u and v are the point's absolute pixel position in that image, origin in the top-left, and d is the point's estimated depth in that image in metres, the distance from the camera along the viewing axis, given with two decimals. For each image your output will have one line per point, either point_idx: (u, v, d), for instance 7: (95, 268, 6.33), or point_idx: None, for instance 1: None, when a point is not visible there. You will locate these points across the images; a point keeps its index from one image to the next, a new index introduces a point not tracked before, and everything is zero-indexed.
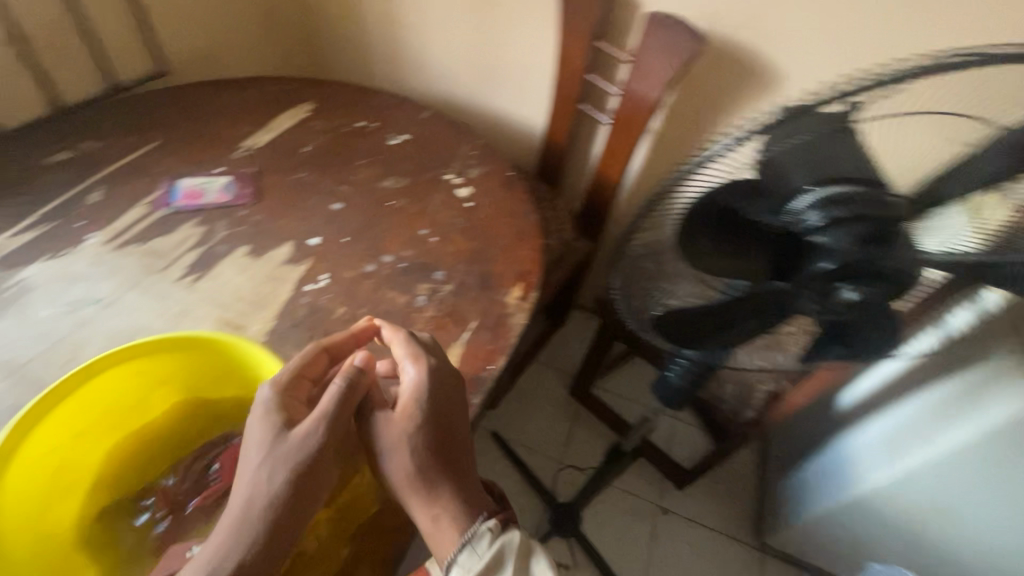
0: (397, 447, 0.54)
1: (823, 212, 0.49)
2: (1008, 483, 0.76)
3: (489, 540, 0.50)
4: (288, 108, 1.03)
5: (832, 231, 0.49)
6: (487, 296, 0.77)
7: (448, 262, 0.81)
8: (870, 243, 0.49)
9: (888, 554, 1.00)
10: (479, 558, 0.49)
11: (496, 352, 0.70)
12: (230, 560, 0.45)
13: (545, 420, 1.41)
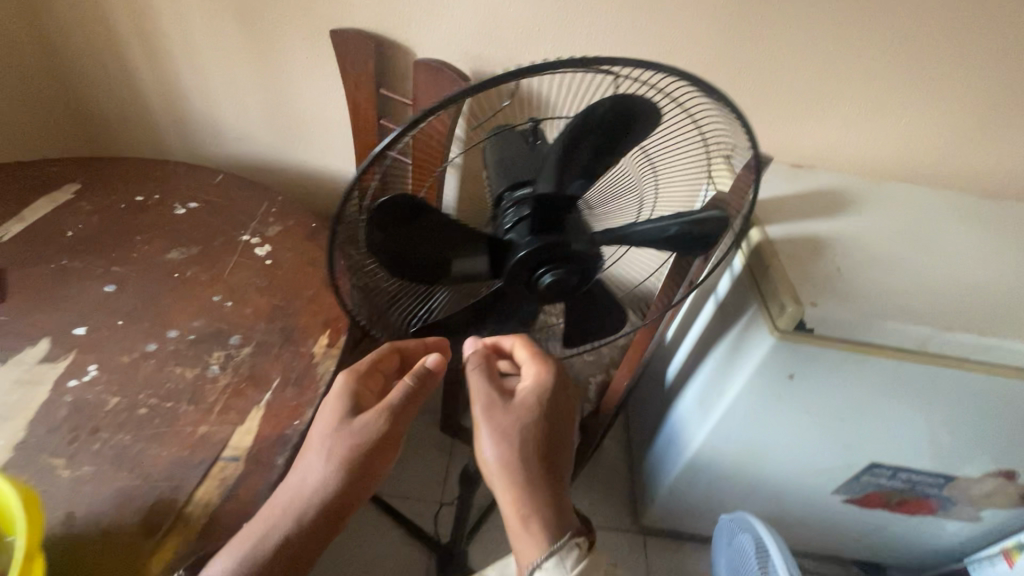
0: (528, 423, 0.67)
1: (518, 210, 0.58)
2: (784, 412, 0.89)
3: (578, 553, 0.61)
4: (45, 193, 0.94)
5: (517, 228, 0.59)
6: (291, 350, 0.75)
7: (246, 324, 0.77)
8: (547, 230, 0.59)
9: (732, 503, 1.11)
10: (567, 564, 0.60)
11: (303, 405, 0.68)
12: (276, 535, 0.55)
13: (421, 462, 1.33)
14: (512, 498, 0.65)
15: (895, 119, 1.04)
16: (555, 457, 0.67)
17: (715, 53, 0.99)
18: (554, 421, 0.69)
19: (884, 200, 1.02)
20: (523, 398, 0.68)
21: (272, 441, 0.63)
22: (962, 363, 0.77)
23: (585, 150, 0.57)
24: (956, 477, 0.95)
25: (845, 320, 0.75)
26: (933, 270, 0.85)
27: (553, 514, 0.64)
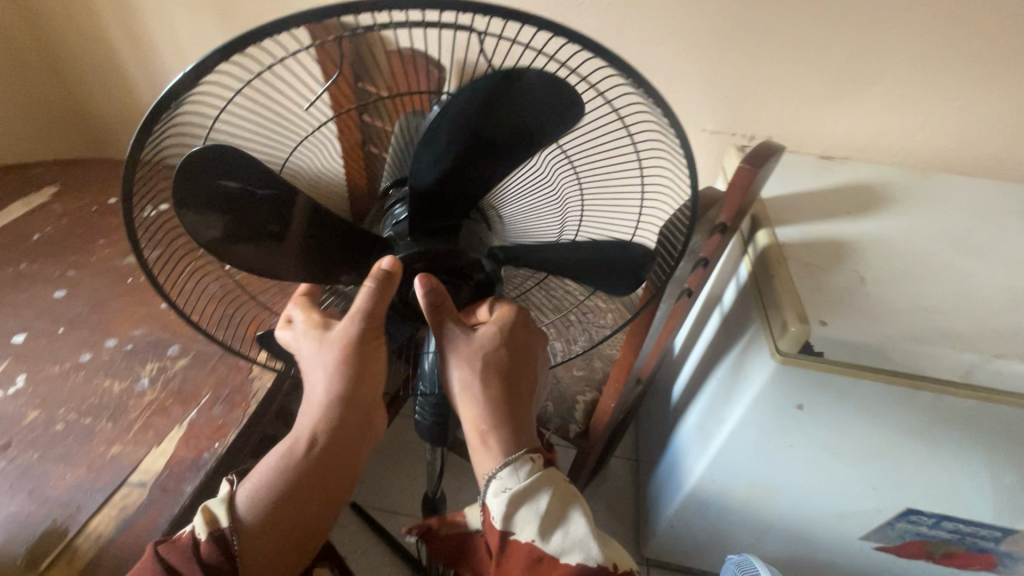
0: (476, 362, 0.55)
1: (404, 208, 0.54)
2: (795, 446, 0.76)
3: (530, 470, 0.52)
4: (24, 198, 1.01)
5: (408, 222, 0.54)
6: (225, 365, 0.80)
7: (185, 336, 0.82)
8: (434, 235, 0.53)
9: (742, 542, 0.97)
10: (517, 482, 0.52)
11: (225, 425, 0.73)
12: (281, 462, 0.55)
13: (412, 472, 1.25)
14: (473, 416, 0.55)
15: (952, 98, 0.86)
16: (523, 376, 0.58)
17: (724, 28, 0.87)
18: (520, 344, 0.58)
19: (934, 196, 0.85)
20: (483, 332, 0.56)
21: (185, 461, 0.69)
22: (1021, 400, 0.61)
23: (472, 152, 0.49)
24: (1017, 531, 0.78)
25: (863, 343, 0.62)
26: (987, 281, 0.70)
27: (514, 429, 0.55)
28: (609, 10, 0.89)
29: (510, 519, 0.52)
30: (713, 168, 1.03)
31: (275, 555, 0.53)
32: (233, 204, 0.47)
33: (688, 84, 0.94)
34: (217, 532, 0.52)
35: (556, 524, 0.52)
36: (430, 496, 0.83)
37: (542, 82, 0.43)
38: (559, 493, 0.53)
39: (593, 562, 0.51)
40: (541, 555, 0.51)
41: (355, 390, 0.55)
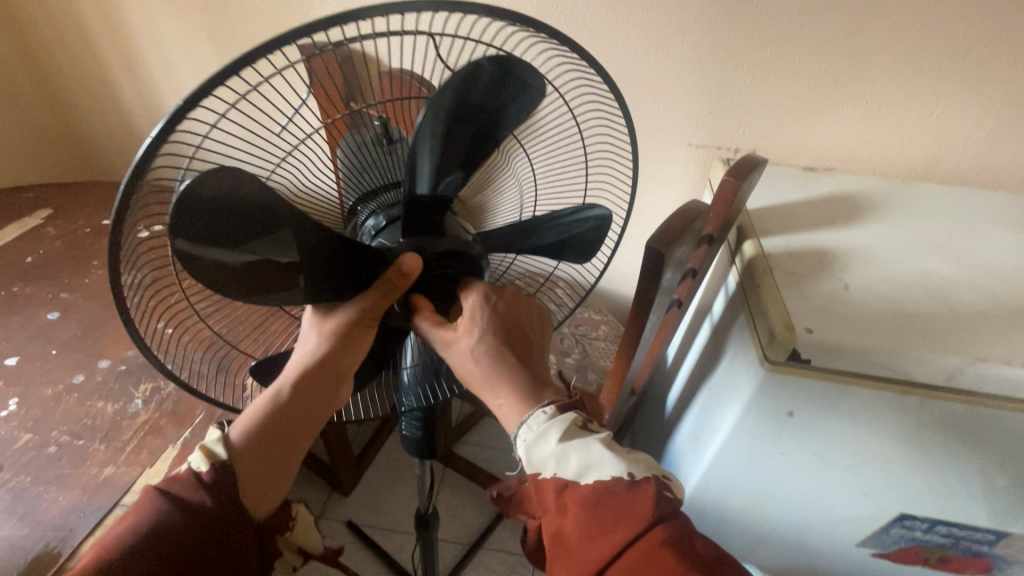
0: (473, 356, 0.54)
1: (375, 218, 0.55)
2: (789, 453, 0.77)
3: (545, 419, 0.49)
4: (17, 221, 1.01)
5: (387, 230, 0.54)
6: None
7: None
8: (420, 234, 0.54)
9: (739, 552, 0.97)
10: (534, 430, 0.49)
11: None
12: (256, 414, 0.52)
13: (405, 489, 1.25)
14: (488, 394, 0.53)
15: (930, 110, 0.89)
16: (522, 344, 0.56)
17: (706, 46, 0.90)
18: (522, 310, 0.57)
19: (915, 205, 0.88)
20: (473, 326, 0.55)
21: None
22: (1005, 403, 0.63)
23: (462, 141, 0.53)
24: (1010, 533, 0.79)
25: (850, 347, 0.63)
26: (967, 287, 0.72)
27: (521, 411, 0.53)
28: (594, 31, 0.92)
29: (530, 459, 0.49)
30: (699, 181, 1.06)
31: (273, 481, 0.51)
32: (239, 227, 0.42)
33: (673, 100, 0.96)
34: (221, 463, 0.49)
35: (581, 454, 0.47)
36: (423, 512, 0.83)
37: (495, 67, 0.49)
38: (572, 425, 0.49)
39: (618, 476, 0.46)
40: (565, 484, 0.48)
41: (345, 349, 0.53)
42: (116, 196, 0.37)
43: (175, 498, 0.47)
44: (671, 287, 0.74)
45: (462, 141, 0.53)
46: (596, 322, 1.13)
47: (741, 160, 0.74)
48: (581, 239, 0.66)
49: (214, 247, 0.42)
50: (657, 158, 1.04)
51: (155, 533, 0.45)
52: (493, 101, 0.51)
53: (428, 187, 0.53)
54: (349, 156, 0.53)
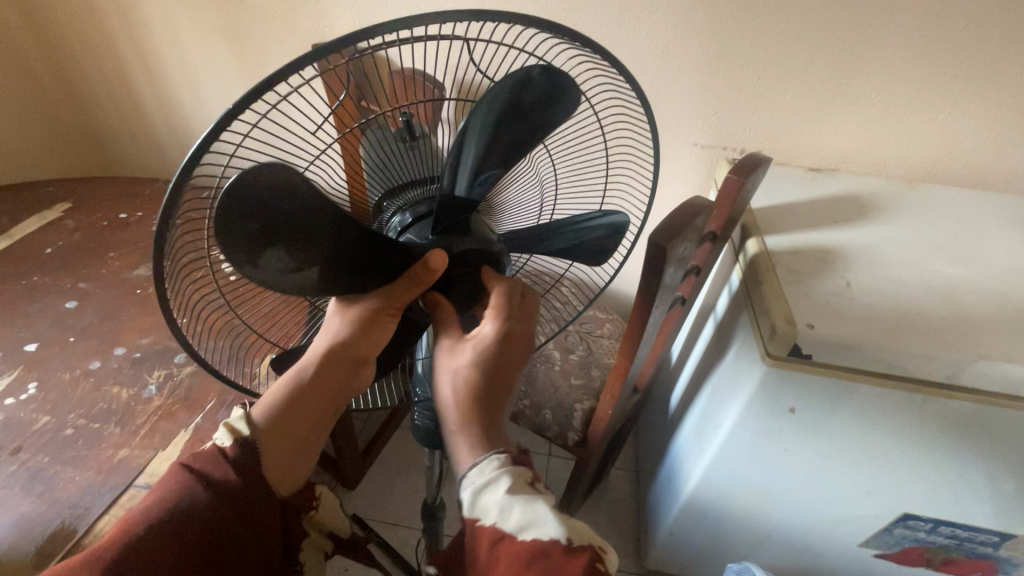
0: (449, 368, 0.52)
1: (403, 216, 0.55)
2: (792, 450, 0.77)
3: (496, 465, 0.47)
4: (38, 213, 1.04)
5: (416, 227, 0.54)
6: None
7: None
8: (448, 232, 0.54)
9: (741, 551, 0.97)
10: (483, 473, 0.47)
11: None
12: (280, 393, 0.51)
13: (411, 483, 1.26)
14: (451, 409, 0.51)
15: (936, 112, 0.90)
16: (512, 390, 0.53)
17: (712, 48, 0.91)
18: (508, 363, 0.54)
19: (920, 206, 0.88)
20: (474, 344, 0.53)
21: None
22: (1008, 401, 0.63)
23: (501, 144, 0.54)
24: (1015, 536, 0.78)
25: (849, 345, 0.63)
26: (972, 287, 0.72)
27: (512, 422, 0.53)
28: (601, 31, 0.93)
29: (472, 503, 0.46)
30: (706, 180, 1.06)
31: (295, 460, 0.52)
32: (274, 224, 0.43)
33: (679, 101, 0.97)
34: (243, 439, 0.50)
35: (517, 513, 0.45)
36: (429, 502, 0.84)
37: (542, 76, 0.51)
38: (521, 479, 0.47)
39: (554, 542, 0.43)
40: (501, 536, 0.45)
41: (366, 334, 0.53)
42: (166, 188, 0.39)
43: (200, 474, 0.49)
44: (674, 284, 0.75)
45: (504, 144, 0.54)
46: (601, 320, 1.14)
47: (747, 158, 0.75)
48: (597, 244, 0.67)
49: (248, 237, 0.42)
50: (663, 157, 1.05)
51: (181, 506, 0.48)
52: (543, 105, 0.53)
53: (463, 188, 0.54)
54: (374, 153, 0.53)
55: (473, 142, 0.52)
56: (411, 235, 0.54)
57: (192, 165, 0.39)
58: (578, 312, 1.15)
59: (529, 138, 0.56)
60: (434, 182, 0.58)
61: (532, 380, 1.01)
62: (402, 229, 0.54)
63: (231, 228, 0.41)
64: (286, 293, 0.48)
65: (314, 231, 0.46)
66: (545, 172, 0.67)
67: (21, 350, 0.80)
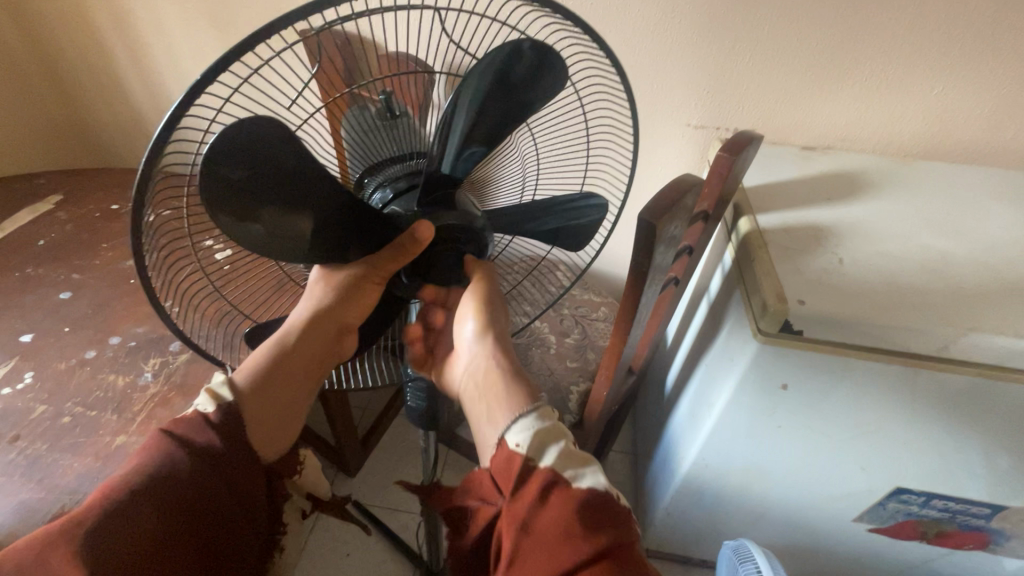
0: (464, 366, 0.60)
1: (383, 191, 0.54)
2: (783, 427, 0.78)
3: (540, 417, 0.52)
4: (29, 206, 1.04)
5: (398, 201, 0.53)
6: None
7: None
8: (434, 205, 0.54)
9: (737, 528, 0.99)
10: (530, 426, 0.51)
11: None
12: (264, 352, 0.54)
13: (408, 469, 1.27)
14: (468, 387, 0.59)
15: (930, 87, 0.89)
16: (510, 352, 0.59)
17: (704, 25, 0.90)
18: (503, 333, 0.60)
19: (912, 182, 0.88)
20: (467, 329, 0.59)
21: None
22: (995, 371, 0.63)
23: (491, 118, 0.54)
24: (1007, 507, 0.79)
25: (839, 319, 0.63)
26: (962, 261, 0.72)
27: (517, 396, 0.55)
28: (592, 11, 0.92)
29: (530, 444, 0.50)
30: (699, 160, 1.06)
31: (277, 423, 0.54)
32: (257, 182, 0.42)
33: (671, 80, 0.97)
34: (225, 403, 0.51)
35: (562, 461, 0.49)
36: (426, 485, 0.84)
37: (534, 51, 0.51)
38: (557, 433, 0.51)
39: (596, 487, 0.47)
40: (551, 481, 0.47)
41: (348, 302, 0.55)
42: (148, 146, 0.38)
43: (183, 439, 0.49)
44: (665, 263, 0.75)
45: (493, 117, 0.54)
46: (596, 303, 1.14)
47: (738, 136, 0.74)
48: (580, 229, 0.67)
49: (226, 189, 0.41)
50: (656, 138, 1.04)
51: (162, 471, 0.47)
52: (531, 83, 0.53)
53: (449, 164, 0.54)
54: (354, 130, 0.53)
55: (461, 117, 0.52)
56: (394, 206, 0.53)
57: (180, 110, 0.39)
58: (573, 296, 1.15)
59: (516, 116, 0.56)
60: (416, 158, 0.56)
61: (527, 363, 1.02)
62: (383, 203, 0.53)
63: (210, 176, 0.39)
64: (265, 255, 0.47)
65: (300, 195, 0.45)
66: (528, 149, 0.67)
67: (16, 340, 0.81)
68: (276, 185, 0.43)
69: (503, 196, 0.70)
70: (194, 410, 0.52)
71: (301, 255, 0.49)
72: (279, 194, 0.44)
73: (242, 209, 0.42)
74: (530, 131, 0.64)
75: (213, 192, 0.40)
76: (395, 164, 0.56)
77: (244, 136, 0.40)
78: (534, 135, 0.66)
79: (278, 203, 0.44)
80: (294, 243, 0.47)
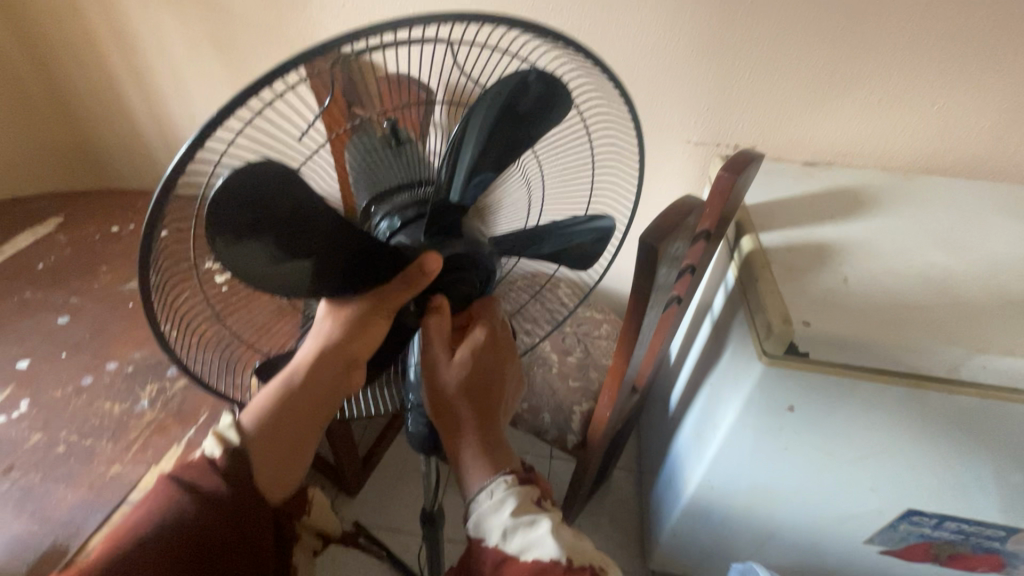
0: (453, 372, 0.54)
1: (390, 220, 0.53)
2: (790, 449, 0.76)
3: (504, 489, 0.52)
4: (30, 229, 1.04)
5: (405, 230, 0.52)
6: None
7: None
8: (440, 233, 0.53)
9: (745, 551, 0.97)
10: (494, 501, 0.51)
11: None
12: (273, 392, 0.51)
13: (409, 491, 1.25)
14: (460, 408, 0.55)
15: (933, 101, 0.89)
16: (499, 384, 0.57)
17: (703, 43, 0.90)
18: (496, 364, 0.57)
19: (916, 197, 0.87)
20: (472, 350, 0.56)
21: None
22: (1006, 393, 0.62)
23: (498, 146, 0.53)
24: (1021, 529, 0.77)
25: (847, 342, 0.62)
26: (970, 278, 0.71)
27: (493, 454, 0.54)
28: (591, 32, 0.92)
29: (477, 525, 0.51)
30: (701, 176, 1.05)
31: (283, 469, 0.51)
32: (265, 222, 0.42)
33: (671, 97, 0.97)
34: (234, 449, 0.49)
35: (520, 537, 0.50)
36: (428, 510, 0.83)
37: (539, 81, 0.51)
38: (525, 501, 0.52)
39: (555, 559, 0.48)
40: (505, 557, 0.50)
41: (358, 336, 0.53)
42: (157, 188, 0.38)
43: (189, 485, 0.49)
44: (668, 284, 0.74)
45: (500, 145, 0.54)
46: (598, 321, 1.13)
47: (740, 155, 0.74)
48: (584, 250, 0.67)
49: (235, 230, 0.41)
50: (657, 155, 1.04)
51: (169, 520, 0.47)
52: (536, 113, 0.53)
53: (458, 192, 0.53)
54: (359, 158, 0.52)
55: (469, 144, 0.51)
56: (401, 234, 0.52)
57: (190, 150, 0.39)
58: (575, 313, 1.14)
59: (521, 145, 0.55)
60: (422, 186, 0.55)
61: (530, 384, 1.01)
62: (392, 232, 0.52)
63: (215, 220, 0.39)
64: (272, 290, 0.47)
65: (310, 234, 0.45)
66: (532, 173, 0.67)
67: (13, 367, 0.80)
68: (283, 225, 0.43)
69: (507, 221, 0.69)
70: (201, 451, 0.51)
71: (307, 288, 0.48)
72: (286, 233, 0.44)
73: (248, 248, 0.42)
74: (534, 156, 0.64)
75: (221, 233, 0.40)
76: (403, 193, 0.55)
77: (253, 179, 0.39)
78: (538, 160, 0.67)
79: (284, 244, 0.44)
80: (300, 278, 0.47)
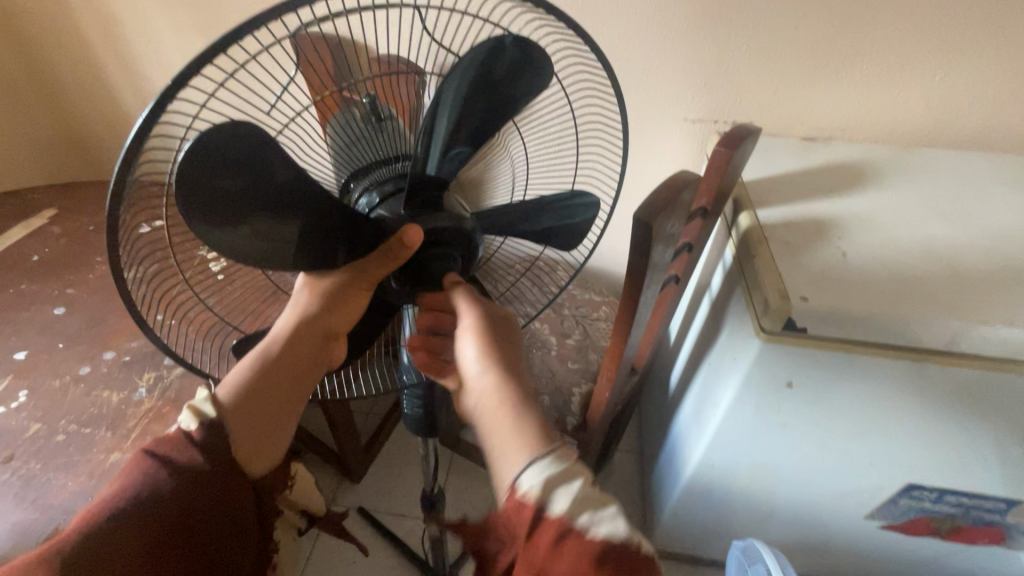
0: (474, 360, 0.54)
1: (369, 196, 0.52)
2: (789, 425, 0.76)
3: (556, 460, 0.47)
4: (24, 221, 1.04)
5: (385, 205, 0.51)
6: None
7: None
8: (422, 208, 0.52)
9: (747, 528, 0.97)
10: (549, 470, 0.46)
11: None
12: (247, 366, 0.51)
13: (411, 474, 1.26)
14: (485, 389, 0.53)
15: (934, 72, 0.87)
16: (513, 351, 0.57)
17: (698, 16, 0.88)
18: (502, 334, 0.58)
19: (917, 170, 0.86)
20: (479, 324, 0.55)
21: None
22: (1006, 364, 0.61)
23: (476, 115, 0.53)
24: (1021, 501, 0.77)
25: (844, 314, 0.62)
26: (970, 249, 0.70)
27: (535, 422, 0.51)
28: (583, 8, 0.90)
29: (534, 496, 0.44)
30: (697, 154, 1.04)
31: (261, 443, 0.52)
32: (237, 188, 0.41)
33: (666, 74, 0.95)
34: (210, 421, 0.49)
35: (580, 510, 0.44)
36: (428, 493, 0.83)
37: (518, 46, 0.49)
38: (581, 474, 0.47)
39: (623, 537, 0.44)
40: (565, 534, 0.43)
41: (336, 308, 0.53)
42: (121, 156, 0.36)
43: (165, 460, 0.49)
44: (663, 263, 0.73)
45: (476, 114, 0.53)
46: (596, 303, 1.13)
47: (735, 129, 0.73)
48: (574, 227, 0.66)
49: (205, 196, 0.39)
50: (652, 133, 1.02)
51: (145, 494, 0.47)
52: (516, 79, 0.52)
53: (435, 165, 0.53)
54: (339, 134, 0.52)
55: (446, 116, 0.51)
56: (381, 209, 0.51)
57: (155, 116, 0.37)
58: (573, 296, 1.14)
59: (501, 115, 0.55)
60: (400, 161, 0.54)
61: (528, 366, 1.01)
62: (370, 208, 0.51)
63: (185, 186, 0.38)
64: (250, 262, 0.46)
65: (286, 201, 0.44)
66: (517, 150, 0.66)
67: (10, 358, 0.80)
68: (255, 191, 0.42)
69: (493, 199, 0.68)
70: (177, 427, 0.51)
71: (285, 259, 0.48)
72: (260, 200, 0.43)
73: (221, 215, 0.41)
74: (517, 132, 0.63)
75: (191, 197, 0.39)
76: (380, 168, 0.54)
77: (224, 141, 0.38)
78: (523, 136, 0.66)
79: (258, 210, 0.43)
80: (277, 248, 0.46)
